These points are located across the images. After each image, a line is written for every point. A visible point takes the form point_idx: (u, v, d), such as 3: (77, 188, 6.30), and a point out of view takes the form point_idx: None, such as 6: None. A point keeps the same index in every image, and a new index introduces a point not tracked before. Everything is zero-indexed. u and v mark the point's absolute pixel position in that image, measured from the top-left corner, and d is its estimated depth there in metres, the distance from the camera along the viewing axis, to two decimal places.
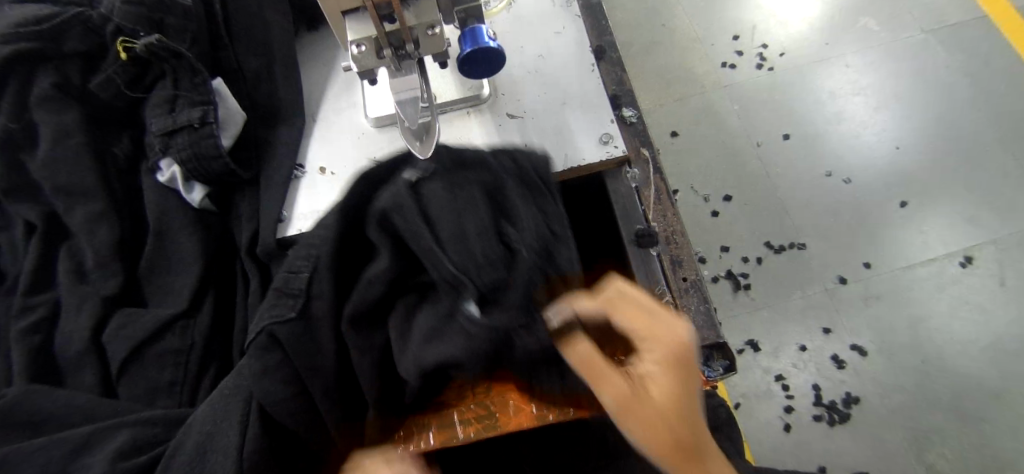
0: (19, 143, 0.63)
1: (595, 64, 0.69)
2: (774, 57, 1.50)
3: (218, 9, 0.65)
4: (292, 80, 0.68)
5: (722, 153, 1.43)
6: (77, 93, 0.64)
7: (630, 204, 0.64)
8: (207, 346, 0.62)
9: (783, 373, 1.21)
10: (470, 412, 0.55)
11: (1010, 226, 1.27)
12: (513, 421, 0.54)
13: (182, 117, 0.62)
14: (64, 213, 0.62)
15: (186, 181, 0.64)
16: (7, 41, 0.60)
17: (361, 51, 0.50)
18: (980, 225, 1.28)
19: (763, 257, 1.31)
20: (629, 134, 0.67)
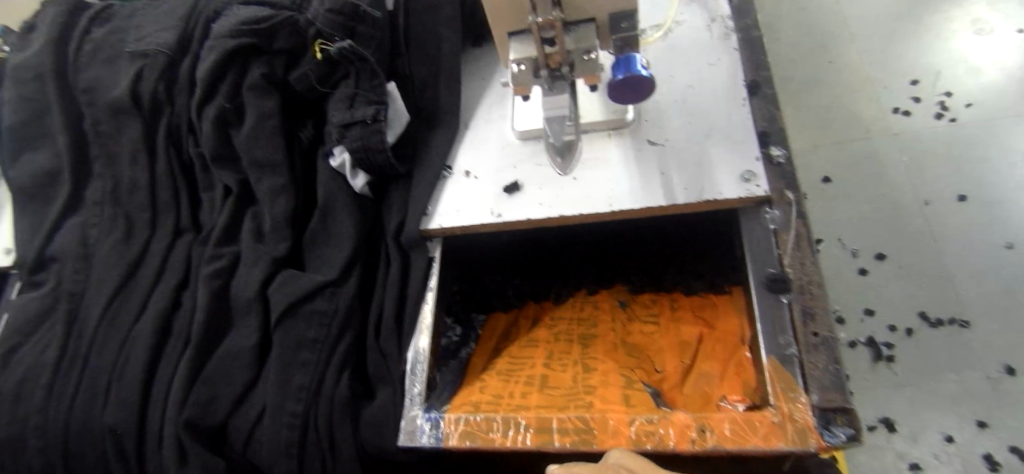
0: (230, 117, 0.76)
1: (746, 99, 0.67)
2: (958, 107, 1.40)
3: (401, 22, 0.74)
4: (455, 90, 0.75)
5: (880, 206, 1.34)
6: (279, 83, 0.76)
7: (765, 246, 0.62)
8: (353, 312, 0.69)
9: (920, 462, 1.07)
10: (570, 422, 0.58)
11: None
12: (610, 440, 0.56)
13: (359, 113, 0.70)
14: (255, 181, 0.74)
15: (353, 168, 0.73)
16: (235, 36, 0.73)
17: (520, 69, 0.55)
18: None
19: (913, 328, 1.19)
20: (773, 174, 0.63)
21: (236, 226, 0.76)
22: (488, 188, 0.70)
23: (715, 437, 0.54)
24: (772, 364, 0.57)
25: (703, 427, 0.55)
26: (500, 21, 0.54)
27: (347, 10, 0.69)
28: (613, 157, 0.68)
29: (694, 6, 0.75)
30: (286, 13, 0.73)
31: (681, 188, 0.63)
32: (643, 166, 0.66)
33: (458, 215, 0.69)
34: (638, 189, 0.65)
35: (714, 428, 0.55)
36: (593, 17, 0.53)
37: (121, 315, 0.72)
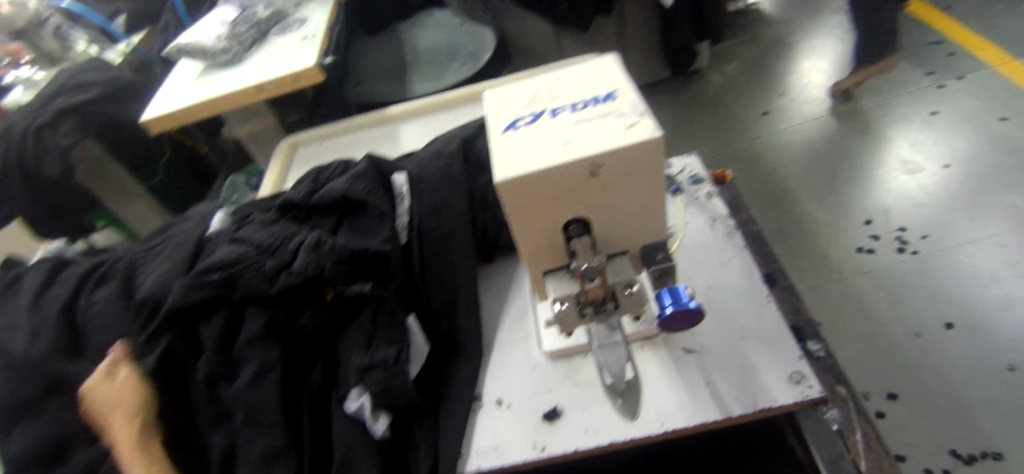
0: (220, 376, 0.69)
1: (769, 295, 0.68)
2: (915, 240, 1.60)
3: (415, 254, 0.76)
4: (475, 311, 0.74)
5: (876, 343, 1.45)
6: (282, 330, 0.72)
7: (836, 452, 0.58)
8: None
9: None
10: None
11: None
12: None
13: (380, 354, 0.68)
14: (243, 445, 0.65)
15: (374, 411, 0.68)
16: (193, 288, 0.70)
17: (563, 308, 0.54)
18: None
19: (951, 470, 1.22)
20: (818, 368, 0.63)
21: None
22: (524, 417, 0.65)
23: None
24: None
25: None
26: (537, 263, 0.55)
27: (355, 255, 0.70)
28: (652, 369, 0.65)
29: (692, 207, 0.79)
30: (264, 258, 0.73)
31: (733, 398, 0.61)
32: (687, 379, 0.63)
33: (499, 453, 0.63)
34: (688, 404, 0.61)
35: None
36: (625, 250, 0.55)
37: None
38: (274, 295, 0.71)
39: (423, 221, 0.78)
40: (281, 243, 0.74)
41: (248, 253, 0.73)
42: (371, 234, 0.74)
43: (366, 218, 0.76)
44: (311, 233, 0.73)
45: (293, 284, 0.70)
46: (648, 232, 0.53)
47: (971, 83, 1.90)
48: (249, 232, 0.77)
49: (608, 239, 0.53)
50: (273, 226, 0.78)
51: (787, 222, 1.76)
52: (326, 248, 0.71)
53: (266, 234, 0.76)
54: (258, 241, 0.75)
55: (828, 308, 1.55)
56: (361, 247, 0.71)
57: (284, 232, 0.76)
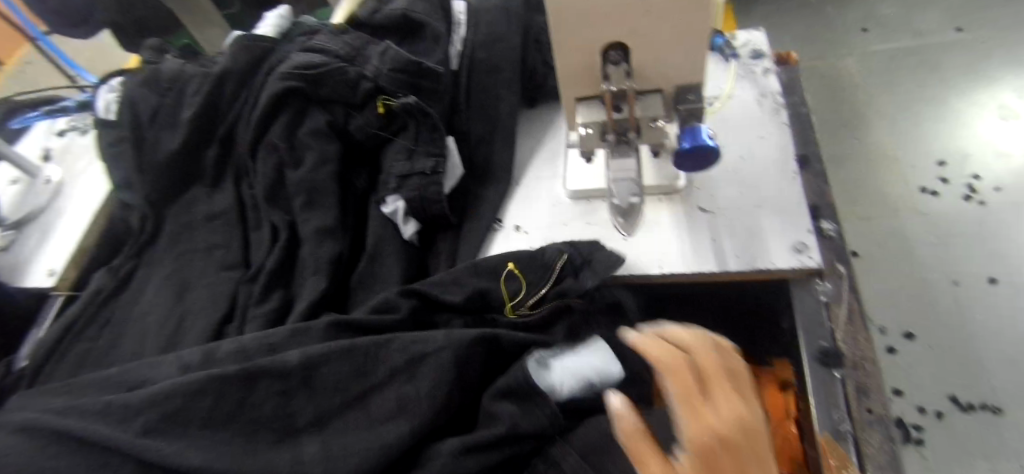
0: (287, 161, 0.80)
1: (797, 172, 0.69)
2: (986, 190, 1.51)
3: (462, 81, 0.79)
4: (510, 146, 0.78)
5: (908, 283, 1.43)
6: (339, 131, 0.82)
7: (816, 318, 0.62)
8: (404, 322, 0.65)
9: None
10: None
11: None
12: None
13: (418, 165, 0.75)
14: (301, 222, 0.77)
15: (405, 216, 0.76)
16: (284, 81, 0.80)
17: (588, 132, 0.57)
18: None
19: (944, 412, 1.26)
20: (825, 247, 0.65)
21: (287, 268, 0.80)
22: (537, 243, 0.72)
23: None
24: (826, 439, 0.55)
25: None
26: (571, 88, 0.57)
27: (411, 68, 0.75)
28: (664, 220, 0.69)
29: (745, 81, 0.78)
30: (341, 64, 0.80)
31: (733, 256, 0.64)
32: (695, 233, 0.67)
33: None
34: (689, 254, 0.66)
35: None
36: (659, 88, 0.56)
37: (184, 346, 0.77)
38: (354, 103, 0.80)
39: (474, 52, 0.80)
40: (356, 55, 0.81)
41: (325, 58, 0.80)
42: (425, 55, 0.78)
43: (422, 41, 0.80)
44: (382, 46, 0.80)
45: (368, 91, 0.79)
46: (687, 71, 0.54)
47: None
48: (324, 41, 0.84)
49: (645, 72, 0.55)
50: (343, 37, 0.84)
51: (852, 149, 1.67)
52: (391, 60, 0.76)
53: (340, 44, 0.82)
54: (334, 50, 0.82)
55: (868, 240, 1.52)
56: (417, 62, 0.75)
57: (355, 44, 0.82)
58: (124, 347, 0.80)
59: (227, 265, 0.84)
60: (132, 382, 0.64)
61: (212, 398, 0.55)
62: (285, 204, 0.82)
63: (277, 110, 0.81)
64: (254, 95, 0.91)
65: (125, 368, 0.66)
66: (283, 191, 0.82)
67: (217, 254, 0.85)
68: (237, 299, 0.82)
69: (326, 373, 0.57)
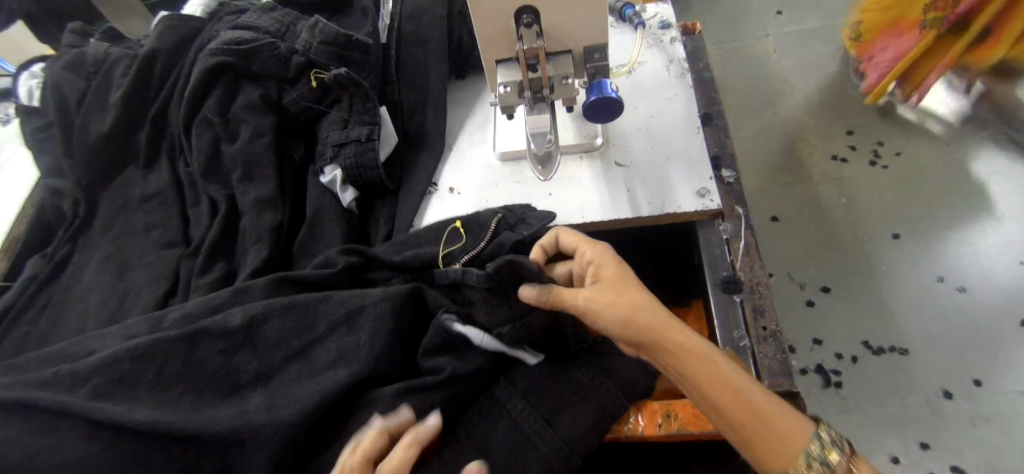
0: (223, 137, 0.82)
1: (701, 128, 0.76)
2: (889, 154, 1.66)
3: (393, 53, 0.82)
4: (441, 114, 0.83)
5: (823, 241, 1.57)
6: (274, 104, 0.84)
7: (718, 254, 0.69)
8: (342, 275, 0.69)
9: (897, 455, 1.28)
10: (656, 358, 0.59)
11: None
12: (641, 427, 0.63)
13: (353, 133, 0.78)
14: (240, 194, 0.79)
15: (343, 184, 0.79)
16: (215, 57, 0.81)
17: (506, 91, 0.62)
18: None
19: (859, 355, 1.40)
20: (725, 192, 0.73)
21: (229, 240, 0.81)
22: (470, 202, 0.77)
23: (680, 421, 0.63)
24: (729, 354, 0.63)
25: (669, 412, 0.63)
26: (489, 51, 0.62)
27: (340, 41, 0.78)
28: (585, 174, 0.75)
29: (655, 49, 0.85)
30: (271, 38, 0.82)
31: (646, 203, 0.71)
32: (611, 185, 0.74)
33: None
34: (607, 204, 0.72)
35: (678, 413, 0.63)
36: (569, 49, 0.62)
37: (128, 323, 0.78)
38: (287, 77, 0.83)
39: (403, 25, 0.84)
40: (286, 29, 0.83)
41: (256, 33, 0.82)
42: (355, 29, 0.81)
43: (351, 16, 0.83)
44: (312, 20, 0.82)
45: (300, 64, 0.82)
46: (591, 31, 0.60)
47: None
48: (254, 17, 0.86)
49: (555, 33, 0.60)
50: (273, 13, 0.86)
51: (771, 122, 1.81)
52: (320, 33, 0.79)
53: (269, 20, 0.84)
54: (265, 25, 0.84)
55: (786, 204, 1.65)
56: (345, 35, 0.78)
57: (285, 19, 0.84)
58: (67, 330, 0.79)
59: (167, 243, 0.85)
60: (75, 354, 0.64)
61: (159, 360, 0.58)
62: (223, 178, 0.84)
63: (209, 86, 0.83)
64: (182, 74, 0.90)
65: (67, 343, 0.65)
66: (220, 166, 0.83)
67: (155, 233, 0.86)
68: (180, 276, 0.82)
69: (269, 328, 0.61)
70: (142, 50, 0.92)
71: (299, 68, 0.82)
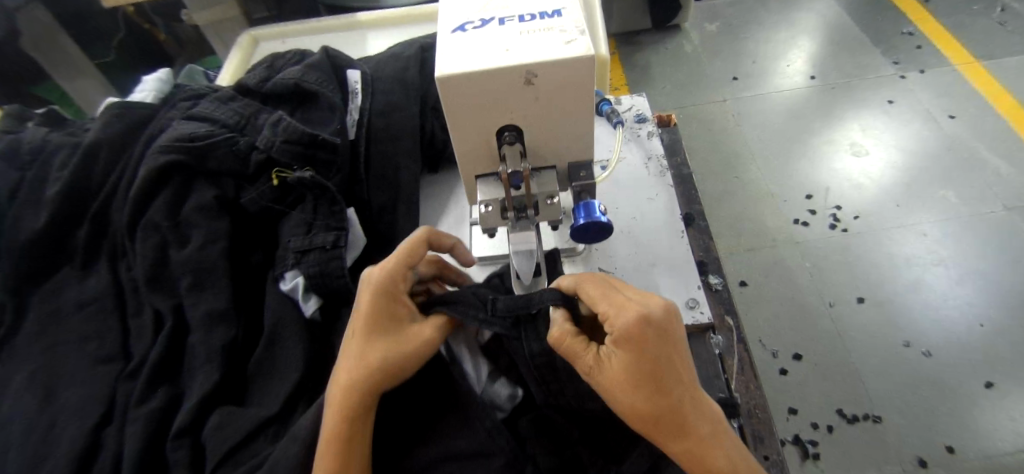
0: (170, 240, 0.74)
1: (684, 231, 0.74)
2: (847, 218, 1.71)
3: (362, 151, 0.78)
4: (413, 214, 0.78)
5: (793, 307, 1.57)
6: (230, 204, 0.77)
7: (713, 371, 0.65)
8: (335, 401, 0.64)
9: None
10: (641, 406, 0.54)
11: None
12: None
13: (317, 240, 0.72)
14: (188, 306, 0.71)
15: (305, 292, 0.73)
16: (164, 155, 0.75)
17: (487, 210, 0.58)
18: None
19: (833, 425, 1.38)
20: (714, 299, 0.71)
21: (173, 357, 0.72)
22: None
23: None
24: None
25: None
26: (468, 166, 0.58)
27: (305, 140, 0.73)
28: None
29: (632, 144, 0.83)
30: (229, 134, 0.77)
31: None
32: None
33: None
34: None
35: None
36: (553, 165, 0.58)
37: (49, 458, 0.67)
38: (247, 175, 0.78)
39: (373, 121, 0.80)
40: (246, 125, 0.79)
41: (214, 129, 0.77)
42: (321, 126, 0.77)
43: (317, 110, 0.79)
44: (275, 116, 0.77)
45: (261, 163, 0.77)
46: (576, 149, 0.57)
47: (929, 79, 1.98)
48: (210, 110, 0.80)
49: (538, 151, 0.57)
50: (232, 105, 0.81)
51: (734, 186, 1.84)
52: (284, 131, 0.74)
53: (228, 113, 0.79)
54: (224, 119, 0.79)
55: (754, 270, 1.66)
56: (310, 134, 0.73)
57: (245, 113, 0.80)
58: None
59: (104, 358, 0.75)
60: None
61: None
62: (169, 284, 0.76)
63: (158, 185, 0.76)
64: (130, 167, 0.83)
65: None
66: (167, 272, 0.76)
67: (89, 346, 0.76)
68: (117, 399, 0.73)
69: None
70: (85, 139, 0.85)
71: (259, 167, 0.76)
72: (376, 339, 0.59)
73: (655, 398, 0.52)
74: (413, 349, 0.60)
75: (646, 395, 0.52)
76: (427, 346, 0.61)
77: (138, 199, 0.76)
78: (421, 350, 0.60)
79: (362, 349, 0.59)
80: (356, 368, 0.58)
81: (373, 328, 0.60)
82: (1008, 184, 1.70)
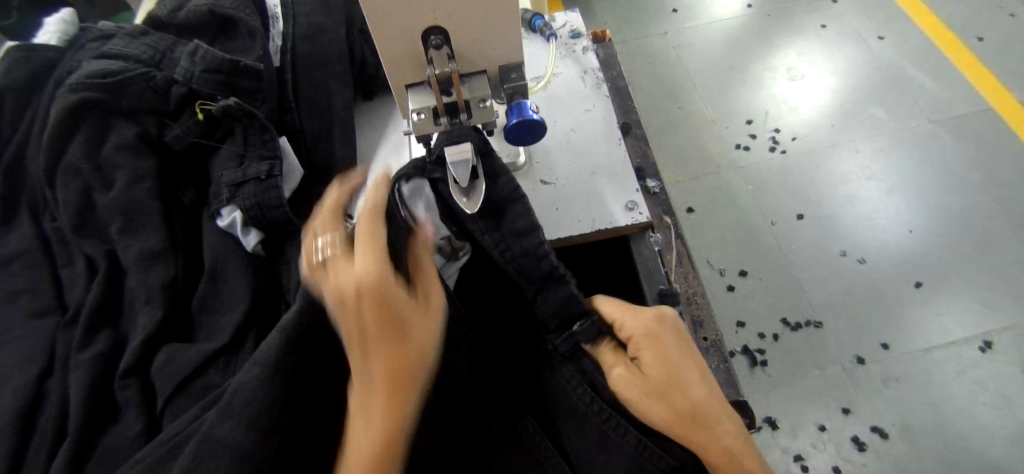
0: (93, 184, 0.71)
1: (621, 139, 0.75)
2: (786, 140, 1.77)
3: (288, 77, 0.75)
4: (349, 141, 0.76)
5: (739, 229, 1.64)
6: (154, 143, 0.74)
7: (653, 266, 0.68)
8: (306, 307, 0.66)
9: (824, 424, 1.36)
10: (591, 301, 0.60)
11: (1014, 314, 1.43)
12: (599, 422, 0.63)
13: (251, 171, 0.70)
14: (122, 249, 0.68)
15: (244, 226, 0.71)
16: (74, 92, 0.70)
17: (421, 118, 0.57)
18: (991, 309, 1.44)
19: (779, 334, 1.47)
20: (652, 203, 0.73)
21: (112, 303, 0.69)
22: None
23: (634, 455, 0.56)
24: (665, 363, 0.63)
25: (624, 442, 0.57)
26: (397, 75, 0.57)
27: (225, 67, 0.70)
28: None
29: (568, 59, 0.83)
30: (144, 68, 0.73)
31: (576, 221, 0.69)
32: (538, 205, 0.71)
33: None
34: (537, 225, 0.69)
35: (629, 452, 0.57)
36: (483, 69, 0.58)
37: None
38: (171, 111, 0.74)
39: (298, 46, 0.76)
40: (159, 57, 0.74)
41: (125, 64, 0.72)
42: (243, 53, 0.73)
43: (237, 38, 0.75)
44: (190, 45, 0.72)
45: (183, 96, 0.73)
46: (504, 50, 0.56)
47: (859, 2, 2.03)
48: (118, 44, 0.75)
49: (466, 54, 0.56)
50: (144, 39, 0.76)
51: (678, 117, 1.87)
52: (202, 58, 0.70)
53: (138, 47, 0.74)
54: (134, 54, 0.73)
55: (700, 195, 1.71)
56: (231, 60, 0.70)
57: (159, 46, 0.75)
58: None
59: (35, 313, 0.71)
60: None
61: None
62: (96, 229, 0.72)
63: (71, 128, 0.71)
64: (39, 114, 0.77)
65: None
66: (93, 217, 0.72)
67: (19, 303, 0.71)
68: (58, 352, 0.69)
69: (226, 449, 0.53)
70: None
71: (180, 100, 0.73)
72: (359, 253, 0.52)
73: None
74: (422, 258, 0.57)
75: None
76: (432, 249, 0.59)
77: (52, 142, 0.70)
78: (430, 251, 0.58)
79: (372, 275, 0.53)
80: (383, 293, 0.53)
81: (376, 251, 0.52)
82: (934, 97, 1.78)
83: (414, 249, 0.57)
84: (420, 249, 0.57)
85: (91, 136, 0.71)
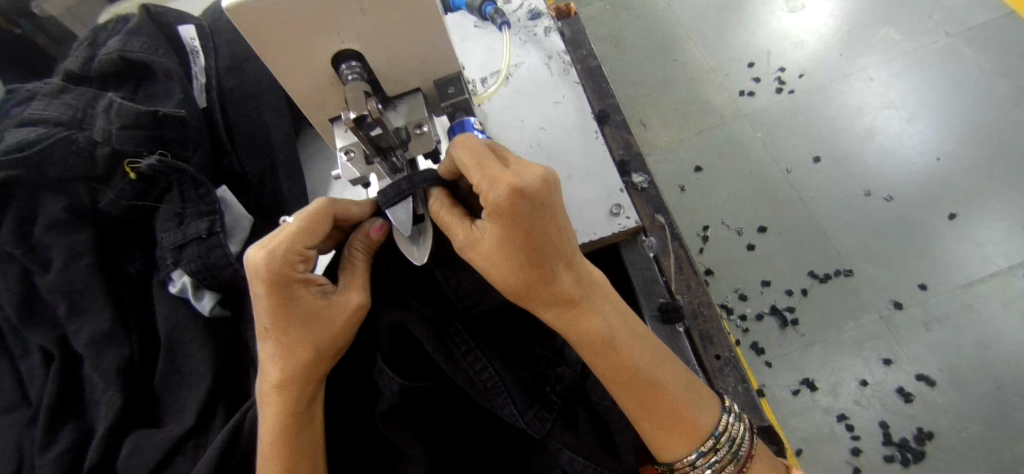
0: (31, 268, 0.65)
1: (599, 130, 0.66)
2: (793, 79, 1.56)
3: (218, 117, 0.68)
4: (297, 178, 0.69)
5: (754, 183, 1.46)
6: (89, 213, 0.67)
7: (651, 276, 0.61)
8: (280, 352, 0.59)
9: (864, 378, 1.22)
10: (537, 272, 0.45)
11: None
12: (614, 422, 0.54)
13: (191, 230, 0.63)
14: (72, 334, 0.63)
15: (196, 289, 0.65)
16: None
17: (350, 157, 0.49)
18: None
19: (808, 287, 1.32)
20: (642, 200, 0.64)
21: (73, 393, 0.65)
22: None
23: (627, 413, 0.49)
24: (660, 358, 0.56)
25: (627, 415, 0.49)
26: (314, 110, 0.49)
27: (144, 121, 0.62)
28: None
29: (529, 45, 0.73)
30: (65, 131, 0.65)
31: None
32: None
33: None
34: None
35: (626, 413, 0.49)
36: (416, 87, 0.50)
37: None
38: (101, 174, 0.66)
39: (225, 80, 0.70)
40: (81, 116, 0.66)
41: (43, 130, 0.65)
42: (164, 100, 0.65)
43: (157, 82, 0.67)
44: (106, 100, 0.65)
45: (109, 156, 0.66)
46: (433, 64, 0.48)
47: None
48: (36, 109, 0.67)
49: (389, 76, 0.48)
50: (63, 98, 0.68)
51: (672, 69, 1.65)
52: (118, 114, 0.61)
53: (56, 108, 0.66)
54: (53, 117, 0.66)
55: (706, 151, 1.53)
56: (148, 111, 0.62)
57: (78, 104, 0.67)
58: None
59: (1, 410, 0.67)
60: None
61: None
62: (43, 314, 0.66)
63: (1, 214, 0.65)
64: None
65: None
66: (38, 302, 0.66)
67: None
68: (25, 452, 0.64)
69: None
70: None
71: (108, 162, 0.65)
72: (262, 319, 0.50)
73: (528, 272, 0.45)
74: (336, 327, 0.50)
75: (519, 268, 0.45)
76: (359, 315, 0.51)
77: None
78: (353, 317, 0.51)
79: (277, 347, 0.50)
80: (285, 366, 0.50)
81: (278, 322, 0.49)
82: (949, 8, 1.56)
83: (327, 316, 0.50)
84: (334, 318, 0.50)
85: (22, 217, 0.65)
